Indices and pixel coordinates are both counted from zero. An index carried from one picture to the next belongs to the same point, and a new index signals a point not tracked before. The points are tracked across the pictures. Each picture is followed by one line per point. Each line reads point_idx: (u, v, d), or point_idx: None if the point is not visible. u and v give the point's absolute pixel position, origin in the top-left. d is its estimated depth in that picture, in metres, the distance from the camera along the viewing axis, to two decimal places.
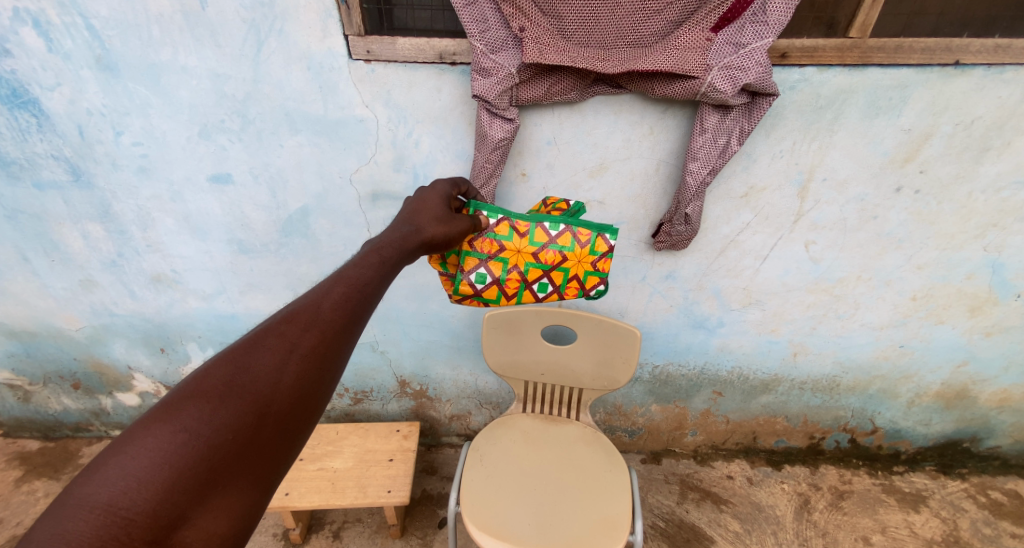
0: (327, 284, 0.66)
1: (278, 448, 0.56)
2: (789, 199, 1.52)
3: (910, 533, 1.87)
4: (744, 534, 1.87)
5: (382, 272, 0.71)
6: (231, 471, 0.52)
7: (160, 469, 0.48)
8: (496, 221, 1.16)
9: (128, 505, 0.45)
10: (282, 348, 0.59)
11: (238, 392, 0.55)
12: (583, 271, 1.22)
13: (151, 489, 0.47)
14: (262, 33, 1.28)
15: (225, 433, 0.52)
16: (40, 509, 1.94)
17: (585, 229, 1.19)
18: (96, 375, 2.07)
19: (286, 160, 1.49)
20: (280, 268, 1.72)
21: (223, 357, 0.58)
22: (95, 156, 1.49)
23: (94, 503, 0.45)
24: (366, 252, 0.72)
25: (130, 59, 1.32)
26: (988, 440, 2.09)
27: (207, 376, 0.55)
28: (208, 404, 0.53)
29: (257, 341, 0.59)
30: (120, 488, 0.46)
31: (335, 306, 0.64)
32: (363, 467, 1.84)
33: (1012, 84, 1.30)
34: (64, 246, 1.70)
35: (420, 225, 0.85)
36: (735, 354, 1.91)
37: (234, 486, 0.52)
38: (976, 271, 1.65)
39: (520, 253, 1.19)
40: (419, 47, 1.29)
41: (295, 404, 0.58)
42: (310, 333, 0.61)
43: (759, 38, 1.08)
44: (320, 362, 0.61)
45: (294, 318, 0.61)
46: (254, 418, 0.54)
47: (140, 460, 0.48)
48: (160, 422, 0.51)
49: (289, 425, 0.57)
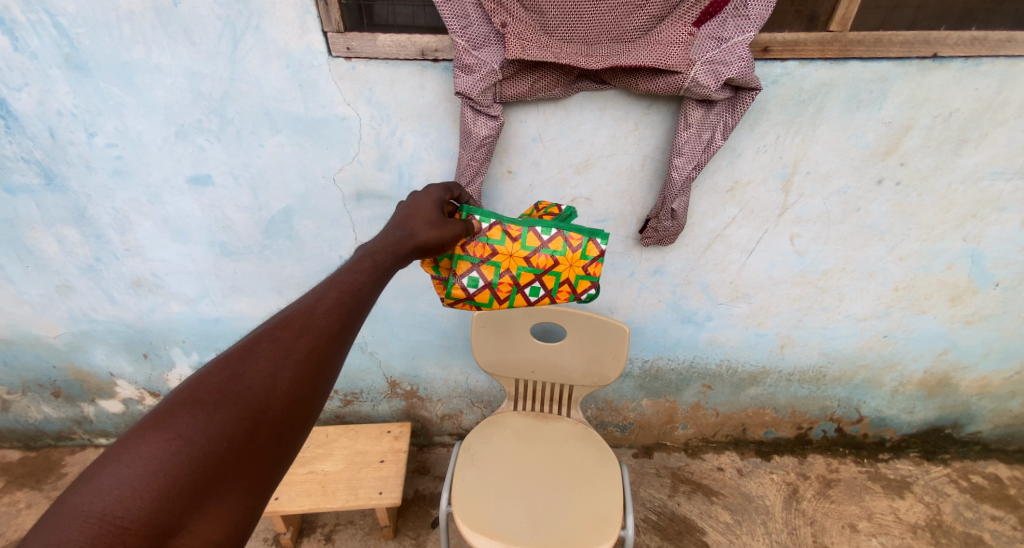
0: (320, 291, 0.65)
1: (272, 454, 0.54)
2: (773, 192, 1.53)
3: (895, 519, 1.90)
4: (735, 525, 1.90)
5: (376, 277, 0.71)
6: (227, 477, 0.50)
7: (156, 476, 0.46)
8: (487, 225, 1.15)
9: (122, 514, 0.43)
10: (276, 354, 0.58)
11: (232, 399, 0.53)
12: (574, 275, 1.21)
13: (146, 496, 0.45)
14: (237, 30, 1.25)
15: (223, 440, 0.51)
16: (22, 519, 1.90)
17: (577, 234, 1.18)
18: (77, 383, 2.02)
19: (267, 160, 1.46)
20: (264, 270, 1.70)
21: (217, 363, 0.56)
22: (67, 158, 1.45)
23: (87, 513, 0.43)
24: (358, 259, 0.72)
25: (101, 58, 1.28)
26: (969, 426, 2.14)
27: (200, 383, 0.54)
28: (203, 410, 0.51)
29: (250, 348, 0.58)
30: (115, 497, 0.44)
31: (329, 312, 0.63)
32: (354, 468, 1.82)
33: (989, 75, 1.32)
34: (39, 252, 1.65)
35: (412, 230, 0.85)
36: (723, 348, 1.92)
37: (233, 494, 0.50)
38: (956, 261, 1.68)
39: (512, 257, 1.18)
40: (400, 43, 1.27)
41: (291, 409, 0.57)
42: (304, 339, 0.60)
43: (741, 32, 1.08)
44: (314, 368, 0.60)
45: (288, 324, 0.61)
46: (251, 425, 0.53)
47: (134, 469, 0.45)
48: (153, 428, 0.49)
49: (283, 431, 0.56)
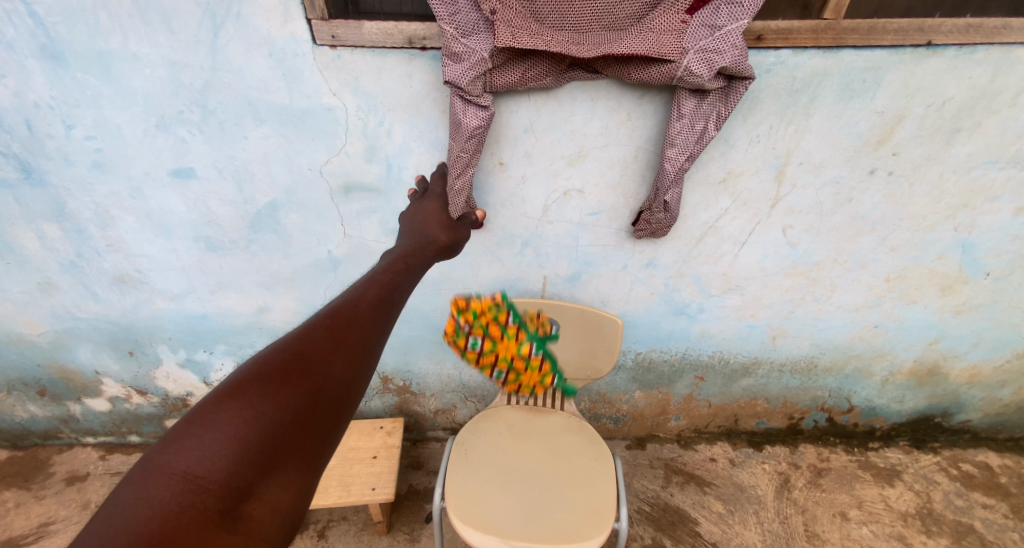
0: (364, 283, 0.59)
1: (337, 434, 0.49)
2: (766, 183, 1.52)
3: (885, 507, 1.93)
4: (727, 515, 1.91)
5: (412, 275, 0.65)
6: (298, 453, 0.46)
7: (232, 441, 0.43)
8: (511, 320, 1.43)
9: (204, 475, 0.41)
10: (335, 334, 0.52)
11: (300, 371, 0.49)
12: (531, 384, 1.57)
13: (225, 460, 0.42)
14: (218, 18, 1.21)
15: (292, 414, 0.46)
16: (9, 520, 1.87)
17: (547, 362, 1.55)
18: (62, 381, 1.99)
19: (252, 153, 1.42)
20: (251, 265, 1.66)
21: (282, 339, 0.52)
22: (45, 151, 1.40)
23: (172, 470, 0.41)
24: (393, 260, 0.66)
25: (77, 47, 1.24)
26: (958, 415, 2.16)
27: (269, 356, 0.50)
28: (272, 381, 0.47)
29: (310, 327, 0.53)
30: (197, 457, 0.42)
31: (373, 305, 0.56)
32: (346, 465, 1.81)
33: (983, 64, 1.31)
34: (19, 248, 1.61)
35: (435, 235, 0.81)
36: (716, 340, 1.93)
37: (303, 472, 0.45)
38: (947, 251, 1.69)
39: (508, 350, 1.46)
40: (387, 31, 1.23)
41: (354, 390, 0.51)
42: (356, 325, 0.53)
43: (735, 20, 1.06)
44: (372, 352, 0.53)
45: (340, 309, 0.54)
46: (315, 402, 0.48)
47: (214, 431, 0.43)
48: (229, 397, 0.46)
49: (348, 412, 0.50)
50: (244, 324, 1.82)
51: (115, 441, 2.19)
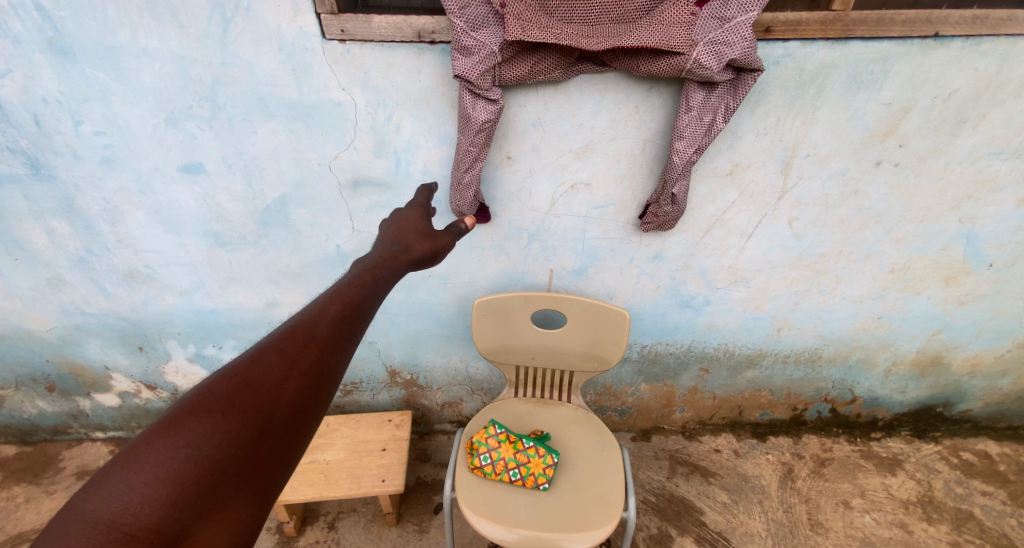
0: (326, 300, 0.68)
1: (276, 463, 0.57)
2: (773, 175, 1.53)
3: (887, 496, 1.95)
4: (732, 504, 1.93)
5: (375, 289, 0.73)
6: (232, 486, 0.53)
7: (164, 484, 0.51)
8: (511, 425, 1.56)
9: (129, 522, 0.48)
10: (283, 364, 0.61)
11: (239, 406, 0.57)
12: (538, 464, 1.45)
13: (154, 504, 0.49)
14: (227, 12, 1.21)
15: (225, 451, 0.54)
16: (21, 515, 1.89)
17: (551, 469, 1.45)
18: (71, 376, 2.00)
19: (260, 147, 1.43)
20: (259, 260, 1.67)
21: (227, 372, 0.61)
22: (53, 147, 1.41)
23: (96, 519, 0.48)
24: (361, 272, 0.75)
25: (86, 42, 1.24)
26: (960, 405, 2.19)
27: (209, 392, 0.58)
28: (210, 418, 0.55)
29: (258, 358, 0.62)
30: (124, 504, 0.49)
31: (332, 323, 0.66)
32: (356, 457, 1.83)
33: (990, 55, 1.31)
34: (28, 244, 1.61)
35: (408, 244, 0.87)
36: (721, 332, 1.94)
37: (236, 508, 0.53)
38: (952, 242, 1.69)
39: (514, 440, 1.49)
40: (396, 25, 1.23)
41: (294, 418, 0.59)
42: (309, 349, 0.63)
43: (744, 12, 1.08)
44: (316, 378, 0.62)
45: (293, 335, 0.64)
46: (254, 434, 0.56)
47: (143, 476, 0.51)
48: (163, 437, 0.53)
49: (287, 441, 0.58)
50: (253, 318, 1.83)
51: (124, 435, 2.20)
